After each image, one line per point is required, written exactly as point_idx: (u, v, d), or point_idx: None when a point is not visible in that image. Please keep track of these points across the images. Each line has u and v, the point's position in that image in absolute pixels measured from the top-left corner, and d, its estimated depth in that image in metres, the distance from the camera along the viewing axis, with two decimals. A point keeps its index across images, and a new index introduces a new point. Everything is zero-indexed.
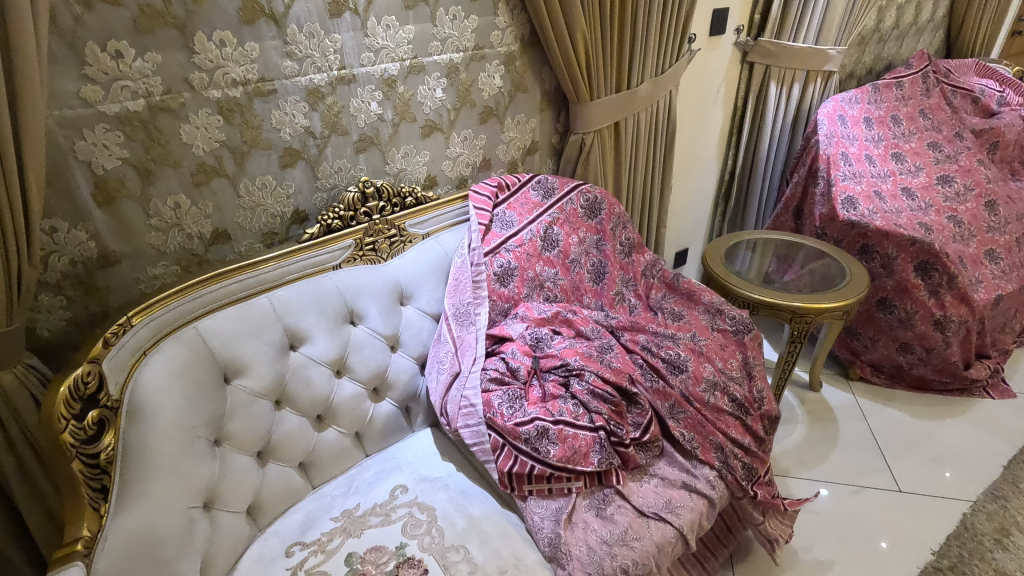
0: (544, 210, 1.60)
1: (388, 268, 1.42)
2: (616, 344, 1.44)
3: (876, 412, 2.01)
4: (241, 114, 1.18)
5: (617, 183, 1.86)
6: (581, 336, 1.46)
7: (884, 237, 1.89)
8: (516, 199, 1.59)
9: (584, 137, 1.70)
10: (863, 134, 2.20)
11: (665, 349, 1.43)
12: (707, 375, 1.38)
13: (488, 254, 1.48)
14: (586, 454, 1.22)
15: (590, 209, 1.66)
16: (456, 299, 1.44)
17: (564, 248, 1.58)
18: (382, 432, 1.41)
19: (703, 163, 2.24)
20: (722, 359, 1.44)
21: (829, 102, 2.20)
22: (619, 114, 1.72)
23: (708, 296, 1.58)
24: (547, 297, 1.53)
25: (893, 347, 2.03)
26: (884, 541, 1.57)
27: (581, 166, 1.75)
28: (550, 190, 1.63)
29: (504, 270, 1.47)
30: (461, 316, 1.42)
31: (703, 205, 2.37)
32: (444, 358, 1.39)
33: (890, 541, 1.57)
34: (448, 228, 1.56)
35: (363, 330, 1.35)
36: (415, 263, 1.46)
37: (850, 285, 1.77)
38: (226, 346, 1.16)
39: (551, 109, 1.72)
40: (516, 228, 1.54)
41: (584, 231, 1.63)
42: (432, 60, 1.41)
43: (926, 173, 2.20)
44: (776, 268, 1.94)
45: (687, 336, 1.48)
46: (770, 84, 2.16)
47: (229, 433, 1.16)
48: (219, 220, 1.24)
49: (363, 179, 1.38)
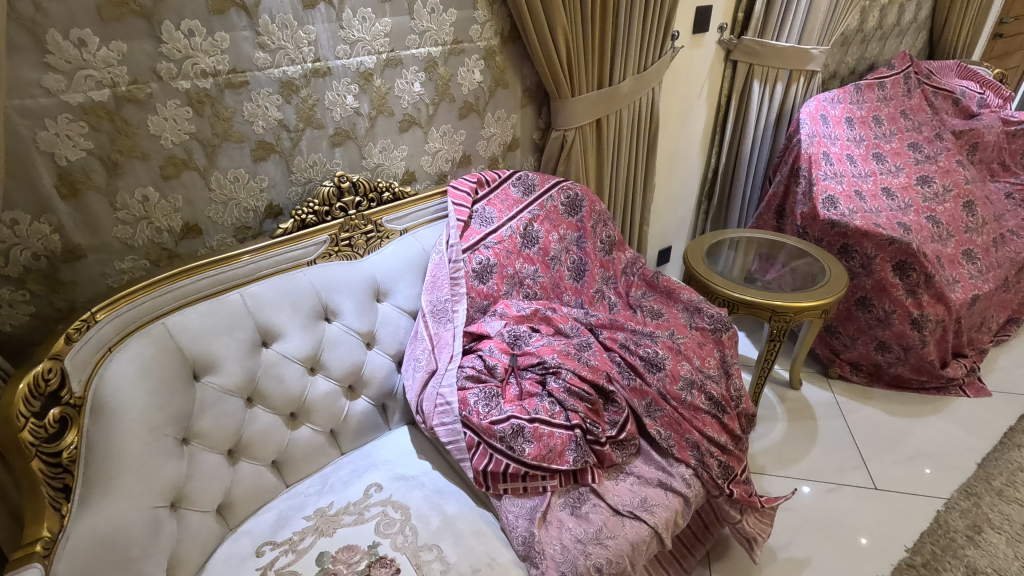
0: (525, 206, 1.59)
1: (364, 264, 1.40)
2: (595, 342, 1.44)
3: (854, 410, 2.03)
4: (211, 106, 1.16)
5: (599, 180, 1.85)
6: (560, 334, 1.46)
7: (864, 237, 1.90)
8: (496, 196, 1.58)
9: (565, 134, 1.69)
10: (844, 134, 2.21)
11: (644, 347, 1.42)
12: (684, 373, 1.37)
13: (466, 250, 1.47)
14: (561, 453, 1.21)
15: (571, 206, 1.65)
16: (433, 296, 1.42)
17: (544, 245, 1.58)
18: (357, 430, 1.39)
19: (686, 161, 2.24)
20: (701, 358, 1.43)
21: (812, 102, 2.21)
22: (601, 111, 1.71)
23: (687, 294, 1.56)
24: (527, 295, 1.53)
25: (872, 346, 2.04)
26: (864, 537, 1.59)
27: (563, 163, 1.74)
28: (530, 187, 1.63)
29: (483, 267, 1.48)
30: (439, 314, 1.41)
31: (686, 202, 2.36)
32: (421, 356, 1.37)
33: (869, 537, 1.58)
34: (427, 224, 1.54)
35: (337, 326, 1.33)
36: (393, 259, 1.43)
37: (829, 284, 1.78)
38: (195, 342, 1.14)
39: (533, 105, 1.71)
40: (496, 224, 1.53)
41: (564, 228, 1.63)
42: (410, 54, 1.39)
43: (906, 173, 2.22)
44: (756, 267, 1.95)
45: (665, 334, 1.48)
46: (754, 82, 2.16)
47: (198, 431, 1.13)
48: (190, 214, 1.21)
49: (338, 173, 1.35)
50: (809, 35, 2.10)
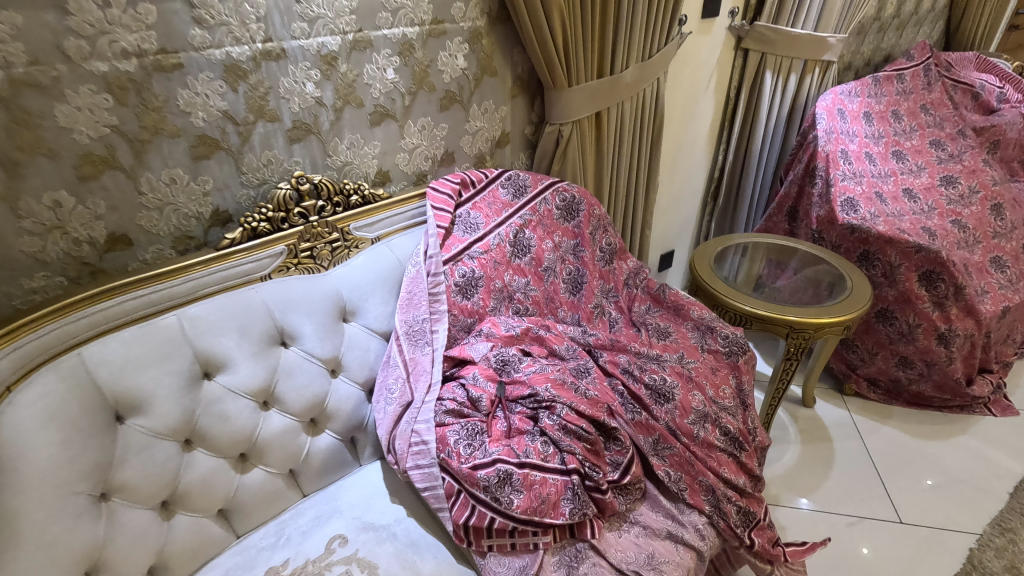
0: (515, 210, 1.41)
1: (329, 277, 1.21)
2: (594, 367, 1.27)
3: (873, 431, 1.88)
4: (137, 93, 0.96)
5: (597, 180, 1.66)
6: (554, 355, 1.30)
7: (887, 244, 1.73)
8: (482, 198, 1.40)
9: (561, 128, 1.50)
10: (862, 130, 2.05)
11: (650, 373, 1.25)
12: (696, 405, 1.20)
13: (448, 262, 1.29)
14: (555, 504, 1.03)
15: (567, 210, 1.47)
16: (409, 316, 1.24)
17: (537, 254, 1.40)
18: (321, 469, 1.21)
19: (691, 158, 2.06)
20: (715, 387, 1.25)
21: (829, 95, 2.03)
22: (601, 103, 1.52)
23: (698, 311, 1.39)
24: (516, 311, 1.36)
25: (893, 362, 1.88)
26: (865, 546, 1.51)
27: (558, 160, 1.55)
28: (521, 188, 1.45)
29: (467, 280, 1.30)
30: (415, 336, 1.22)
31: (690, 203, 2.19)
32: (394, 385, 1.19)
33: (870, 547, 1.51)
34: (402, 231, 1.34)
35: (296, 351, 1.14)
36: (362, 273, 1.24)
37: (852, 297, 1.61)
38: (118, 378, 0.95)
39: (524, 96, 1.52)
40: (482, 232, 1.36)
41: (559, 235, 1.45)
42: (382, 35, 1.19)
43: (929, 173, 2.05)
44: (766, 277, 1.80)
45: (674, 357, 1.30)
46: (765, 74, 1.98)
47: (121, 483, 0.94)
48: (117, 222, 1.02)
49: (297, 174, 1.16)
50: (827, 22, 1.92)
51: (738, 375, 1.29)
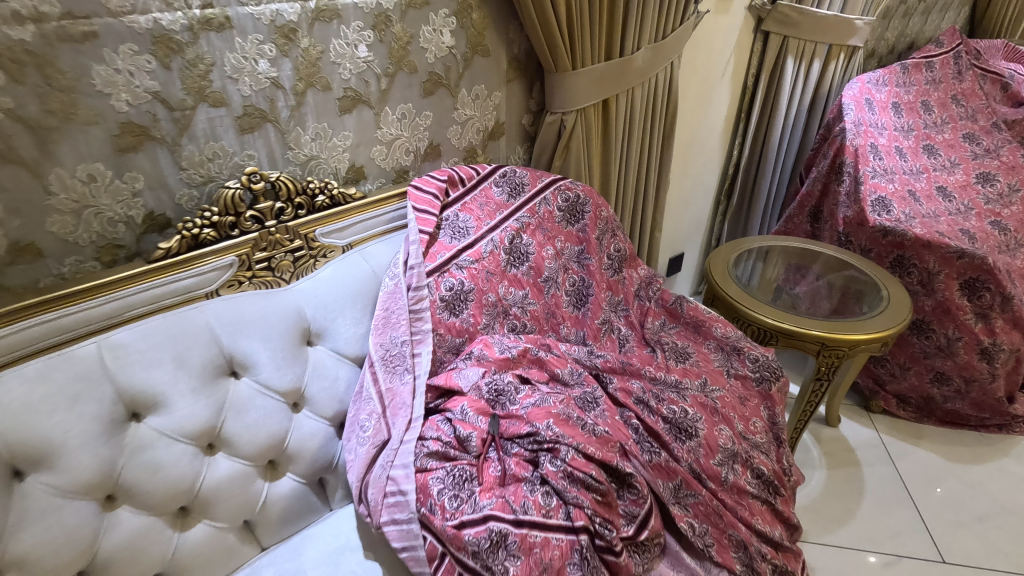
0: (511, 212, 1.23)
1: (290, 293, 1.01)
2: (603, 396, 1.09)
3: (905, 453, 1.71)
4: (37, 67, 0.76)
5: (604, 177, 1.47)
6: (556, 381, 1.12)
7: (925, 248, 1.55)
8: (473, 198, 1.21)
9: (564, 118, 1.31)
10: (891, 123, 1.88)
11: (667, 404, 1.08)
12: (722, 442, 1.03)
13: (432, 273, 1.10)
14: (560, 572, 0.84)
15: (571, 212, 1.29)
16: (385, 338, 1.05)
17: (536, 263, 1.22)
18: (282, 518, 1.02)
19: (704, 153, 1.88)
20: (744, 420, 1.07)
21: (855, 83, 1.85)
22: (609, 89, 1.33)
23: (721, 328, 1.21)
24: (512, 329, 1.18)
25: (927, 378, 1.70)
26: (872, 555, 1.43)
27: (560, 154, 1.35)
28: (518, 187, 1.26)
29: (454, 294, 1.12)
30: (393, 362, 1.04)
31: (702, 202, 2.00)
32: (369, 421, 1.01)
33: (879, 555, 1.43)
34: (379, 237, 1.15)
35: (248, 382, 0.95)
36: (329, 287, 1.04)
37: (890, 310, 1.43)
38: (15, 426, 0.75)
39: (522, 80, 1.31)
40: (473, 238, 1.17)
41: (562, 240, 1.27)
42: (351, 4, 0.99)
43: (964, 169, 1.87)
44: (786, 285, 1.64)
45: (695, 384, 1.12)
46: (787, 60, 1.79)
47: (19, 557, 0.75)
48: (19, 229, 0.81)
49: (248, 170, 0.95)
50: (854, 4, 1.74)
51: (772, 405, 1.11)
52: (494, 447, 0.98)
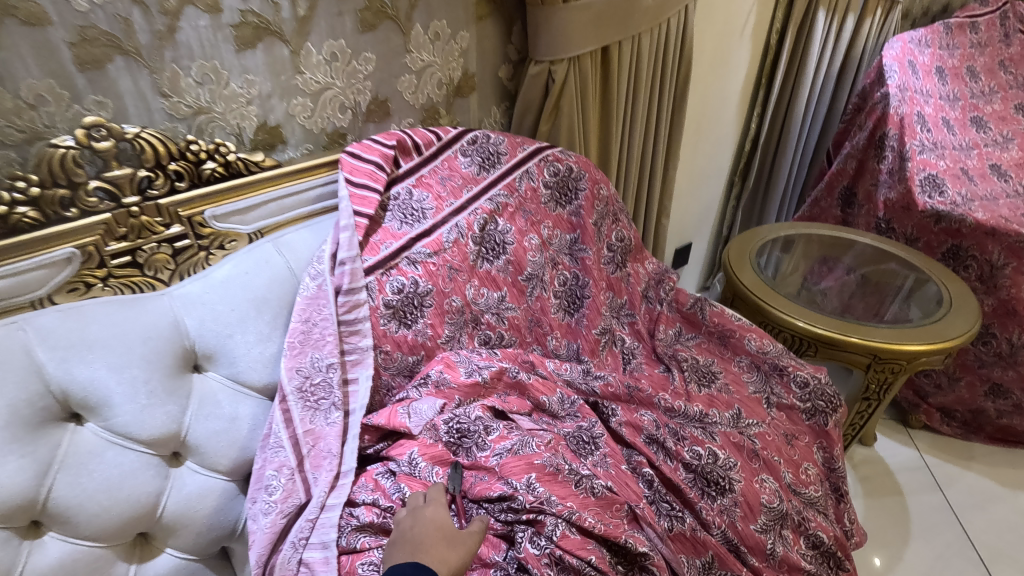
0: (482, 190, 0.93)
1: (166, 300, 0.72)
2: (604, 435, 0.81)
3: (954, 479, 1.45)
4: None
5: (602, 147, 1.18)
6: (541, 413, 0.85)
7: (989, 237, 1.28)
8: (433, 171, 0.92)
9: (552, 68, 1.01)
10: (936, 90, 1.60)
11: (689, 445, 0.80)
12: (766, 500, 0.76)
13: (373, 270, 0.81)
14: None
15: (560, 189, 1.00)
16: (304, 361, 0.76)
17: (516, 256, 0.93)
18: None
19: (719, 124, 1.59)
20: (793, 466, 0.80)
21: (896, 42, 1.57)
22: (610, 33, 1.03)
23: (757, 339, 0.94)
24: (484, 343, 0.90)
25: (980, 391, 1.45)
26: (876, 556, 1.27)
27: (547, 117, 1.07)
28: (492, 157, 0.97)
29: (404, 299, 0.83)
30: (315, 396, 0.76)
31: (714, 183, 1.72)
32: (276, 480, 0.72)
33: (882, 558, 1.26)
34: (302, 222, 0.85)
35: (95, 429, 0.66)
36: (223, 292, 0.74)
37: (956, 314, 1.16)
38: None
39: (498, 18, 1.01)
40: (431, 223, 0.88)
41: (549, 226, 0.98)
42: None
43: (1018, 145, 1.61)
44: (811, 280, 1.37)
45: (725, 418, 0.85)
46: (819, 12, 1.51)
47: None
48: None
49: (85, 120, 0.64)
50: None
51: (831, 444, 0.86)
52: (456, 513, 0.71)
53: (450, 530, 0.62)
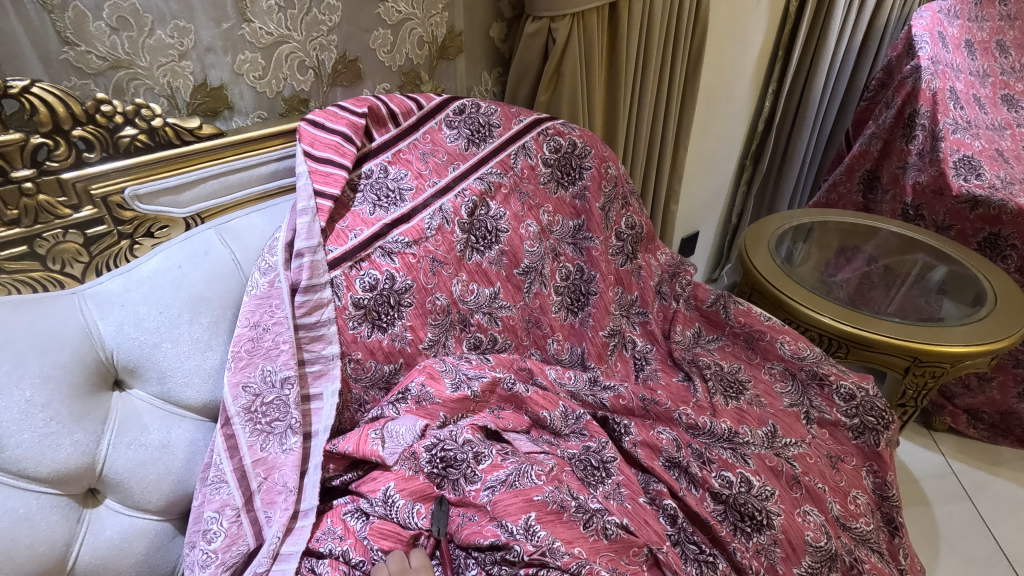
0: (470, 167, 0.79)
1: (75, 301, 0.57)
2: (618, 459, 0.68)
3: (983, 487, 1.34)
4: None
5: (609, 122, 1.04)
6: (543, 431, 0.72)
7: None
8: (413, 145, 0.78)
9: (553, 25, 0.86)
10: (966, 65, 1.47)
11: (718, 472, 0.68)
12: (812, 538, 0.63)
13: (339, 263, 0.67)
14: None
15: (562, 166, 0.86)
16: (252, 375, 0.62)
17: (512, 245, 0.80)
18: None
19: (731, 100, 1.45)
20: (840, 496, 0.69)
21: (925, 11, 1.43)
22: None
23: (790, 341, 0.83)
24: (474, 347, 0.77)
25: (1013, 392, 1.34)
26: None
27: (547, 85, 0.93)
28: (483, 129, 0.82)
29: (377, 297, 0.69)
30: (267, 418, 0.62)
31: (724, 165, 1.59)
32: (216, 525, 0.58)
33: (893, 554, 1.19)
34: (254, 206, 0.71)
35: None
36: (150, 291, 0.60)
37: (1001, 311, 1.03)
38: None
39: None
40: (410, 206, 0.74)
41: (550, 209, 0.84)
42: None
43: None
44: (830, 271, 1.24)
45: (757, 437, 0.73)
46: None
47: None
48: None
49: None
50: None
51: (882, 467, 0.74)
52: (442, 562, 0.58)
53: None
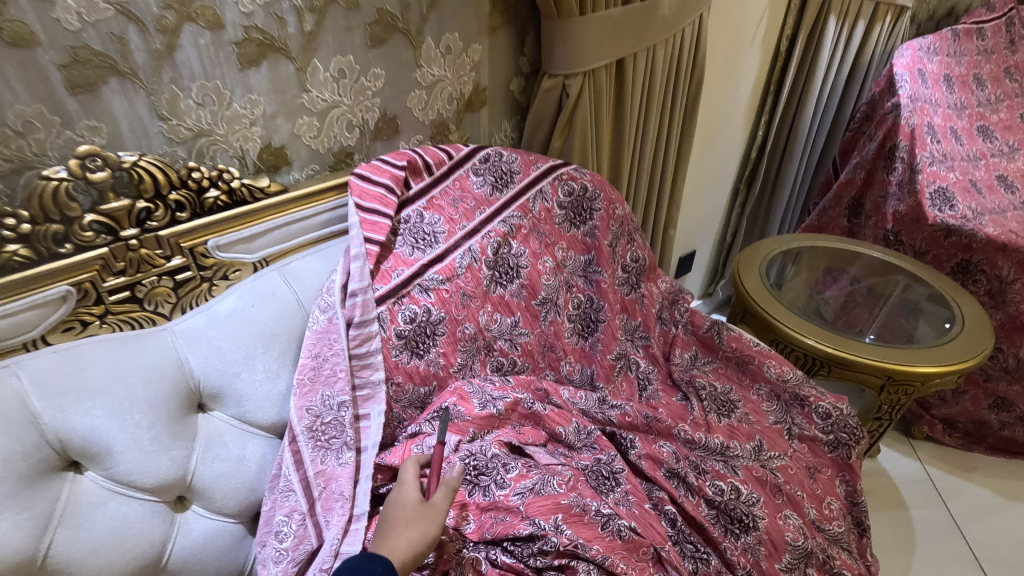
0: (494, 211, 0.90)
1: (167, 337, 0.67)
2: (625, 469, 0.79)
3: (957, 492, 1.45)
4: None
5: (614, 161, 1.14)
6: (558, 444, 0.82)
7: (999, 252, 1.27)
8: (444, 191, 0.88)
9: (567, 82, 0.97)
10: (944, 99, 1.58)
11: (710, 479, 0.78)
12: (791, 538, 0.74)
13: (385, 299, 0.78)
14: None
15: (575, 209, 0.97)
16: (314, 400, 0.73)
17: (530, 279, 0.90)
18: None
19: (727, 131, 1.56)
20: (816, 502, 0.80)
21: (906, 50, 1.54)
22: (625, 44, 0.99)
23: (776, 365, 0.94)
24: (496, 369, 0.87)
25: (984, 403, 1.46)
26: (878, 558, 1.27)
27: (561, 133, 1.04)
28: (505, 176, 0.93)
29: (416, 328, 0.80)
30: (326, 435, 0.73)
31: (720, 189, 1.70)
32: (287, 526, 0.69)
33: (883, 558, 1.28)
34: (308, 250, 0.81)
35: (95, 478, 0.61)
36: (228, 327, 0.70)
37: (968, 333, 1.14)
38: None
39: (511, 29, 0.97)
40: (443, 247, 0.84)
41: (564, 246, 0.95)
42: None
43: None
44: (814, 291, 1.35)
45: (745, 451, 0.84)
46: (829, 19, 1.48)
47: None
48: None
49: (80, 150, 0.60)
50: None
51: (853, 478, 0.86)
52: (431, 476, 0.68)
53: (421, 508, 0.62)
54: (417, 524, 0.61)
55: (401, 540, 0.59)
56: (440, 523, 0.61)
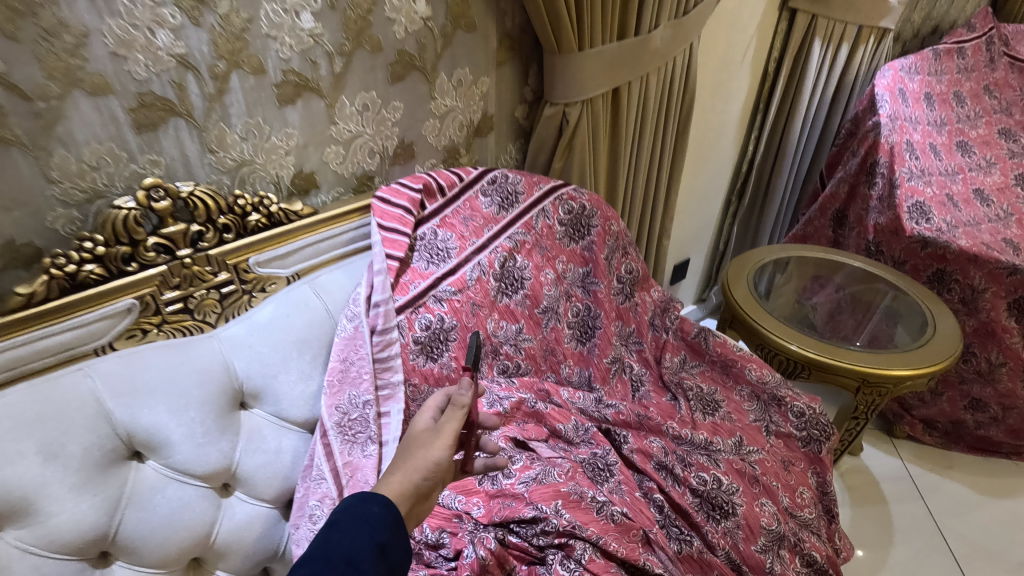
0: (500, 229, 0.99)
1: (215, 343, 0.77)
2: (618, 462, 0.88)
3: (935, 488, 1.54)
4: None
5: (611, 179, 1.23)
6: (558, 440, 0.92)
7: (971, 263, 1.36)
8: (455, 211, 0.97)
9: (567, 109, 1.06)
10: (924, 116, 1.67)
11: (695, 470, 0.87)
12: (766, 522, 0.83)
13: (404, 309, 0.87)
14: None
15: (574, 226, 1.07)
16: (342, 399, 0.82)
17: (532, 290, 0.99)
18: None
19: (718, 147, 1.66)
20: (790, 491, 0.89)
21: (887, 70, 1.63)
22: (621, 74, 1.09)
23: (756, 369, 1.03)
24: (502, 371, 0.95)
25: (960, 404, 1.55)
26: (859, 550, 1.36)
27: (561, 155, 1.13)
28: (510, 196, 1.02)
29: (431, 334, 0.89)
30: (352, 430, 0.81)
31: (712, 201, 1.79)
32: (319, 510, 0.77)
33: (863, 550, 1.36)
34: (334, 265, 0.90)
35: (155, 466, 0.70)
36: (267, 334, 0.80)
37: (940, 339, 1.23)
38: None
39: (516, 62, 1.06)
40: (455, 262, 0.94)
41: (564, 260, 1.04)
42: None
43: (1000, 169, 1.69)
44: (799, 299, 1.44)
45: (728, 445, 0.93)
46: (814, 43, 1.57)
47: None
48: None
49: (145, 183, 0.69)
50: None
51: (823, 470, 0.96)
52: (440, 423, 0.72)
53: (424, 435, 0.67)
54: (420, 449, 0.65)
55: (402, 468, 0.63)
56: (441, 443, 0.66)
